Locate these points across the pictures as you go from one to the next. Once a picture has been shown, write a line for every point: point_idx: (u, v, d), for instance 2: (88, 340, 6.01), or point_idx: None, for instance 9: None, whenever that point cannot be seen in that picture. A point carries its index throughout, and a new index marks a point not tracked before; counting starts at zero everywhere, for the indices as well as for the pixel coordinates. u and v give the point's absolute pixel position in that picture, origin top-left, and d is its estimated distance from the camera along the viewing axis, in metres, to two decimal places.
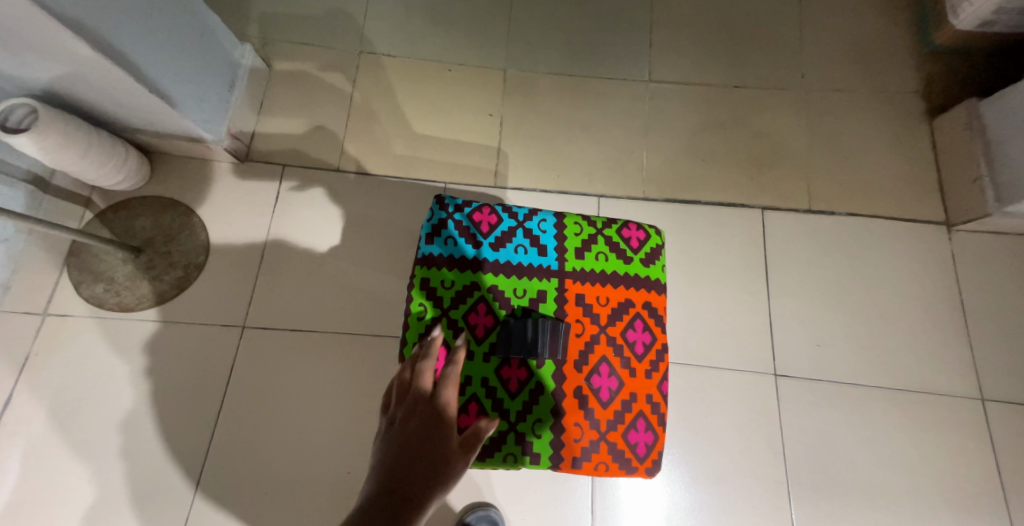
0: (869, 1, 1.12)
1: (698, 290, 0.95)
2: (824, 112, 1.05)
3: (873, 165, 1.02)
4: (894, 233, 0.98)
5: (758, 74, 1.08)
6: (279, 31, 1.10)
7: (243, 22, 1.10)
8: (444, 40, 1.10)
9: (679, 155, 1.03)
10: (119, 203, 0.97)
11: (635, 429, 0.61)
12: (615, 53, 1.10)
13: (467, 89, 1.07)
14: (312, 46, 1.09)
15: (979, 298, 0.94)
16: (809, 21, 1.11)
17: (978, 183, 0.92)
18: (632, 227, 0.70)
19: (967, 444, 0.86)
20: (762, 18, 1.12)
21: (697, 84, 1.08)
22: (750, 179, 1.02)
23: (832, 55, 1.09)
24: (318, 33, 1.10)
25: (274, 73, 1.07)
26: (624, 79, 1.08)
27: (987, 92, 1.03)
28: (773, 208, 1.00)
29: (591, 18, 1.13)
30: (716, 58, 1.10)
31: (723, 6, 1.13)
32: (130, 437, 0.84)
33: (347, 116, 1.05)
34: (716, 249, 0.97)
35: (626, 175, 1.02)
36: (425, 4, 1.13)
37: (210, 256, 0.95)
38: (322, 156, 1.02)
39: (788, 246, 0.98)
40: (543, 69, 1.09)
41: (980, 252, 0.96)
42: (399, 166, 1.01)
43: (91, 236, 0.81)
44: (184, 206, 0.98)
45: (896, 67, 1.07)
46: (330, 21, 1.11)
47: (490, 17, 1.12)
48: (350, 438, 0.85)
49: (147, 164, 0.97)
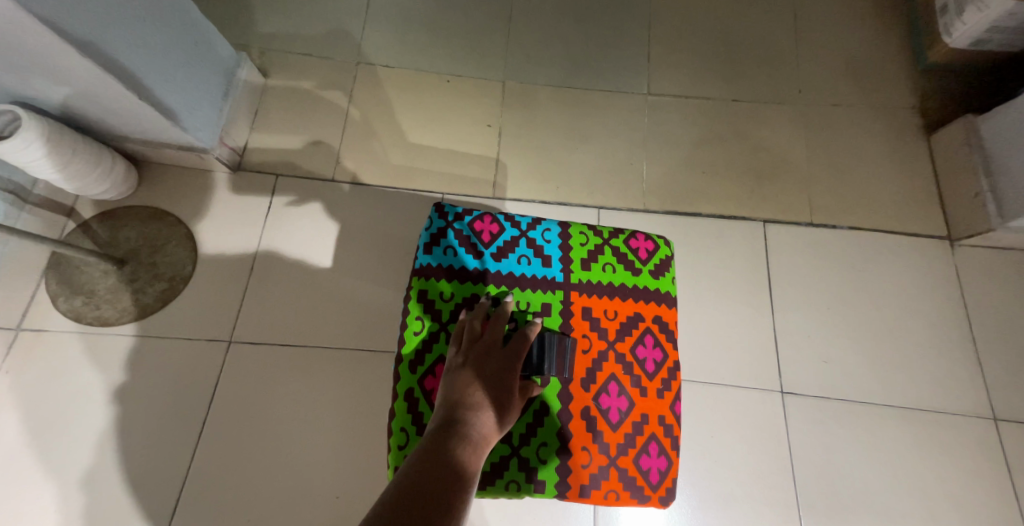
0: (863, 17, 1.14)
1: (702, 305, 0.93)
2: (822, 126, 1.05)
3: (874, 179, 1.02)
4: (897, 248, 0.97)
5: (756, 89, 1.08)
6: (276, 41, 1.08)
7: (239, 31, 1.09)
8: (442, 52, 1.10)
9: (680, 168, 1.02)
10: (104, 212, 0.94)
11: (647, 454, 0.57)
12: (614, 67, 1.10)
13: (466, 100, 1.06)
14: (308, 56, 1.08)
15: (985, 314, 0.92)
16: (805, 37, 1.12)
17: (979, 198, 0.92)
18: (640, 238, 0.67)
19: (982, 466, 0.83)
20: (760, 34, 1.13)
21: (696, 98, 1.07)
22: (751, 192, 1.01)
23: (829, 71, 1.09)
24: (316, 43, 1.09)
25: (269, 83, 1.05)
26: (623, 92, 1.08)
27: (982, 109, 1.04)
28: (775, 222, 0.99)
29: (590, 31, 1.13)
30: (714, 73, 1.10)
31: (720, 21, 1.14)
32: (103, 459, 0.79)
33: (344, 125, 1.03)
34: (719, 263, 0.96)
35: (627, 187, 1.01)
36: (423, 16, 1.12)
37: (197, 268, 0.91)
38: (317, 165, 1.00)
39: (791, 261, 0.96)
40: (543, 80, 1.08)
41: (983, 267, 0.95)
42: (396, 176, 0.99)
43: (70, 246, 0.77)
44: (172, 216, 0.94)
45: (892, 83, 1.08)
46: (327, 31, 1.10)
47: (489, 30, 1.12)
48: (340, 460, 0.80)
49: (134, 172, 0.94)
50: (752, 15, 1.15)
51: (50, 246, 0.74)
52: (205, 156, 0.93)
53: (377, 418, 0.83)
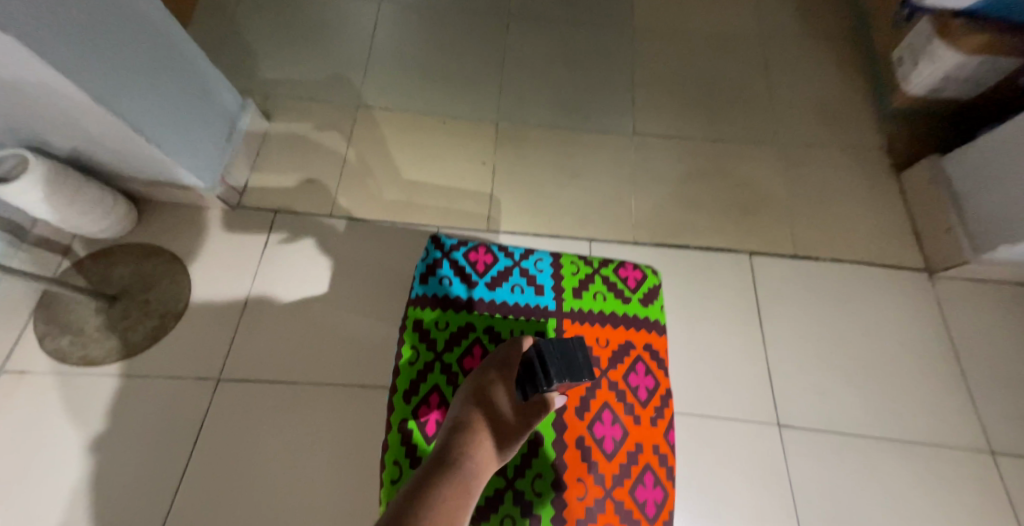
0: (830, 66, 1.23)
1: (694, 337, 0.93)
2: (799, 165, 1.11)
3: (853, 215, 1.06)
4: (879, 280, 1.00)
5: (734, 130, 1.15)
6: (280, 86, 1.14)
7: (246, 77, 1.15)
8: (438, 96, 1.16)
9: (666, 203, 1.06)
10: (99, 251, 0.95)
11: (642, 486, 0.58)
12: (601, 110, 1.16)
13: (461, 140, 1.11)
14: (310, 100, 1.13)
15: (971, 345, 0.94)
16: (778, 83, 1.21)
17: (952, 232, 0.96)
18: (628, 269, 0.76)
19: (984, 502, 0.81)
20: (735, 81, 1.21)
21: (678, 138, 1.13)
22: (736, 226, 1.05)
23: (801, 114, 1.17)
24: (318, 88, 1.15)
25: (272, 125, 1.10)
26: (610, 133, 1.14)
27: (945, 150, 1.10)
28: (760, 254, 1.02)
29: (577, 78, 1.20)
30: (695, 116, 1.17)
31: (698, 69, 1.22)
32: (77, 507, 0.76)
33: (343, 164, 1.07)
34: (709, 295, 0.97)
35: (615, 221, 1.04)
36: (421, 64, 1.19)
37: (189, 305, 0.91)
38: (315, 201, 1.02)
39: (778, 293, 0.98)
40: (534, 122, 1.14)
41: (964, 299, 0.98)
42: (391, 210, 1.02)
43: (61, 284, 0.77)
44: (167, 253, 0.95)
45: (861, 125, 1.15)
46: (330, 77, 1.16)
47: (482, 77, 1.19)
48: (327, 504, 0.77)
49: (133, 211, 0.95)
50: (727, 63, 1.23)
51: (44, 283, 0.75)
52: (204, 194, 0.95)
53: (367, 457, 0.81)
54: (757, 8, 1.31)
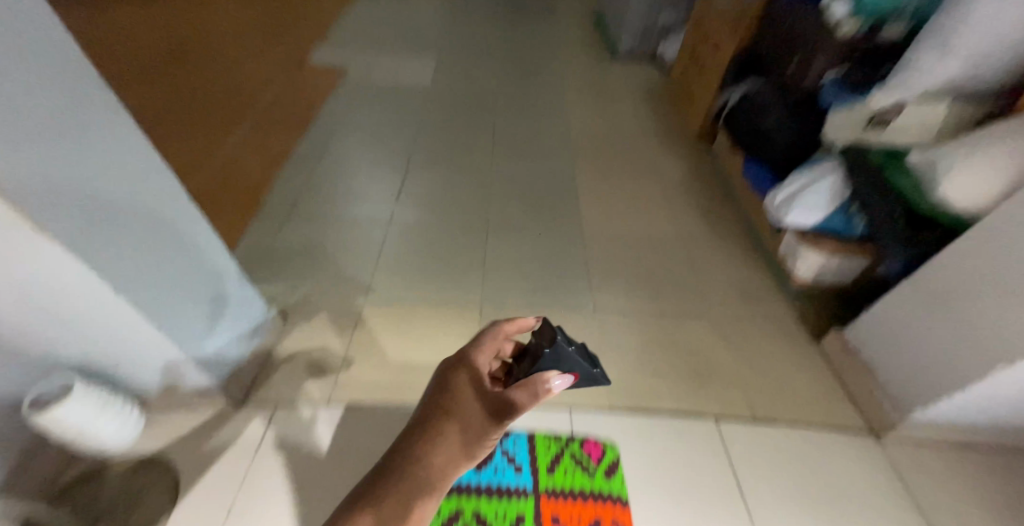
0: (742, 253, 1.54)
1: (677, 511, 0.97)
2: (736, 336, 1.31)
3: (789, 377, 1.22)
4: (832, 441, 1.10)
5: (677, 308, 1.38)
6: (295, 287, 1.34)
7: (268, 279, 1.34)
8: (431, 289, 1.36)
9: (632, 373, 1.20)
10: (90, 471, 0.97)
11: None
12: (567, 297, 1.38)
13: (451, 325, 1.28)
14: (319, 297, 1.32)
15: (931, 507, 1.01)
16: (704, 268, 1.49)
17: (875, 393, 1.12)
18: (590, 444, 1.04)
19: None
20: (671, 268, 1.49)
21: (633, 316, 1.34)
22: (697, 394, 1.17)
23: (728, 293, 1.43)
24: (328, 286, 1.35)
25: (288, 322, 1.25)
26: (576, 314, 1.34)
27: (847, 320, 1.33)
28: (724, 419, 1.13)
29: (546, 270, 1.45)
30: (644, 297, 1.40)
31: (641, 260, 1.51)
32: None
33: (348, 348, 1.21)
34: (686, 466, 1.04)
35: (592, 388, 1.15)
36: (417, 265, 1.43)
37: (170, 517, 0.92)
38: (318, 385, 1.13)
39: (747, 460, 1.06)
40: (512, 309, 1.33)
41: (913, 460, 1.08)
42: (386, 391, 1.13)
43: (43, 512, 0.82)
44: (161, 464, 0.99)
45: (777, 300, 1.41)
46: (339, 277, 1.37)
47: (469, 273, 1.42)
48: None
49: (141, 422, 0.98)
50: (662, 254, 1.54)
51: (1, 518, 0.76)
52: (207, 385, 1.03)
53: None
54: (680, 209, 1.68)
